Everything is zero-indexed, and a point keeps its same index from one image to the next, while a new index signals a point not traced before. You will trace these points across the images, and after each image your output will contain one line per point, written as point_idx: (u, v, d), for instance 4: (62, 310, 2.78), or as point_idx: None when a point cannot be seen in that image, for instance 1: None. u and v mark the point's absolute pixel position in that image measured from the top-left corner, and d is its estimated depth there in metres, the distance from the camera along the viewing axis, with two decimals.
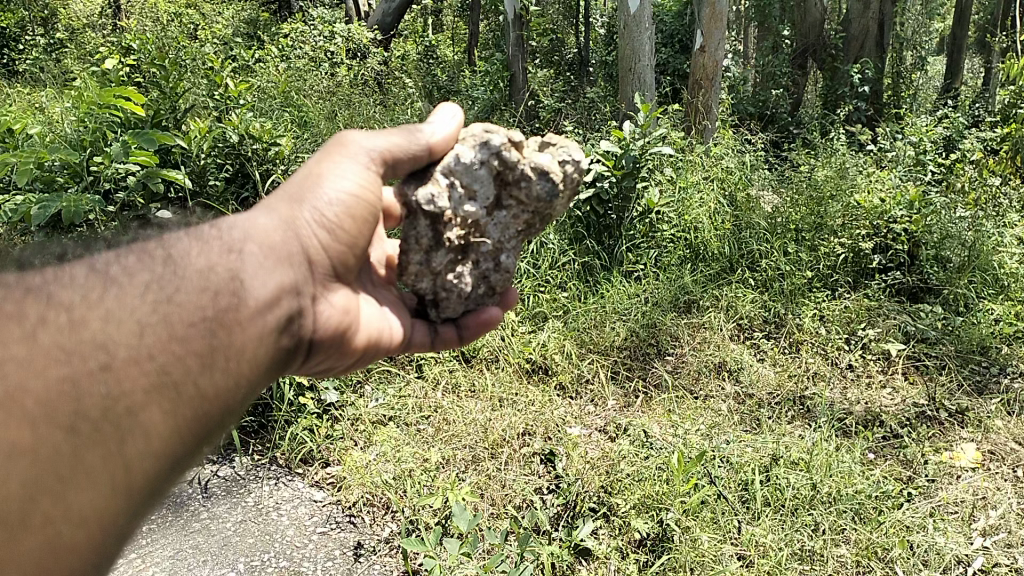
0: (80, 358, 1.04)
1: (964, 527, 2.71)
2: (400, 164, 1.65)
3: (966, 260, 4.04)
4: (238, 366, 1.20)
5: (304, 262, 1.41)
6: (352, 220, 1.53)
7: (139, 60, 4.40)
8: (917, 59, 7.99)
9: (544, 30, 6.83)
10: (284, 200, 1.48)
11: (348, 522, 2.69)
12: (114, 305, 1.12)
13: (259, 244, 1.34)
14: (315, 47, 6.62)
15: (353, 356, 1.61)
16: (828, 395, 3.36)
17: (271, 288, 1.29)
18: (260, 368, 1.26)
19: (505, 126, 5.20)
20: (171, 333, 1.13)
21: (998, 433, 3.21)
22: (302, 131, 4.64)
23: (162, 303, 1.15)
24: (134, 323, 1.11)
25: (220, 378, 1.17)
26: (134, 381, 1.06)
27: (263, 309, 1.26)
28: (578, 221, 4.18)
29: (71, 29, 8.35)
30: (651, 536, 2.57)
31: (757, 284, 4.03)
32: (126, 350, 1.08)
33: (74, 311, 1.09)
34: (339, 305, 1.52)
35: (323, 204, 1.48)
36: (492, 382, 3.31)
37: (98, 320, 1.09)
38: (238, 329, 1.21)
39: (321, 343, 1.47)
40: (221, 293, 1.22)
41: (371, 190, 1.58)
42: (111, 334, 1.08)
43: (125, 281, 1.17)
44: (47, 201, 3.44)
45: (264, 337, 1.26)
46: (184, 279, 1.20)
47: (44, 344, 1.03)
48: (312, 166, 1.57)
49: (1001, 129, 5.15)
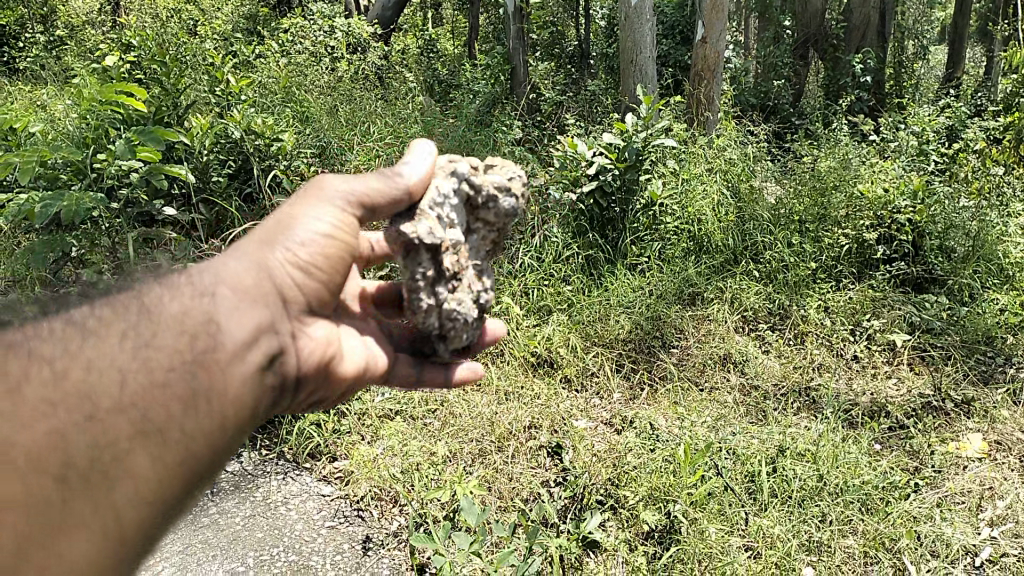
0: (64, 411, 1.09)
1: (971, 517, 2.71)
2: (379, 210, 1.63)
3: (970, 249, 4.02)
4: (221, 408, 1.22)
5: (285, 301, 1.42)
6: (326, 261, 1.52)
7: (140, 57, 4.39)
8: (919, 49, 7.97)
9: (544, 23, 6.84)
10: (258, 240, 1.47)
11: (357, 516, 2.69)
12: (96, 355, 1.15)
13: (234, 285, 1.35)
14: (315, 41, 6.60)
15: (341, 387, 1.63)
16: (833, 386, 3.36)
17: (253, 328, 1.31)
18: (249, 406, 1.28)
19: (507, 118, 5.19)
20: (150, 381, 1.16)
21: (1004, 423, 3.21)
22: (304, 127, 4.63)
23: (142, 349, 1.18)
24: (115, 371, 1.14)
25: (204, 421, 1.20)
26: (115, 431, 1.11)
27: (244, 350, 1.28)
28: (581, 213, 4.14)
29: (70, 26, 8.34)
30: (659, 528, 2.57)
31: (761, 276, 4.02)
32: (109, 400, 1.12)
33: (57, 364, 1.13)
34: (323, 338, 1.53)
35: (296, 245, 1.47)
36: (497, 375, 3.32)
37: (81, 372, 1.13)
38: (219, 371, 1.23)
39: (308, 378, 1.48)
40: (200, 335, 1.24)
41: (344, 230, 1.57)
42: (92, 385, 1.12)
43: (105, 330, 1.19)
44: (50, 200, 3.41)
45: (250, 377, 1.28)
46: (162, 323, 1.22)
47: (29, 399, 1.08)
48: (285, 208, 1.56)
49: (1004, 118, 5.14)
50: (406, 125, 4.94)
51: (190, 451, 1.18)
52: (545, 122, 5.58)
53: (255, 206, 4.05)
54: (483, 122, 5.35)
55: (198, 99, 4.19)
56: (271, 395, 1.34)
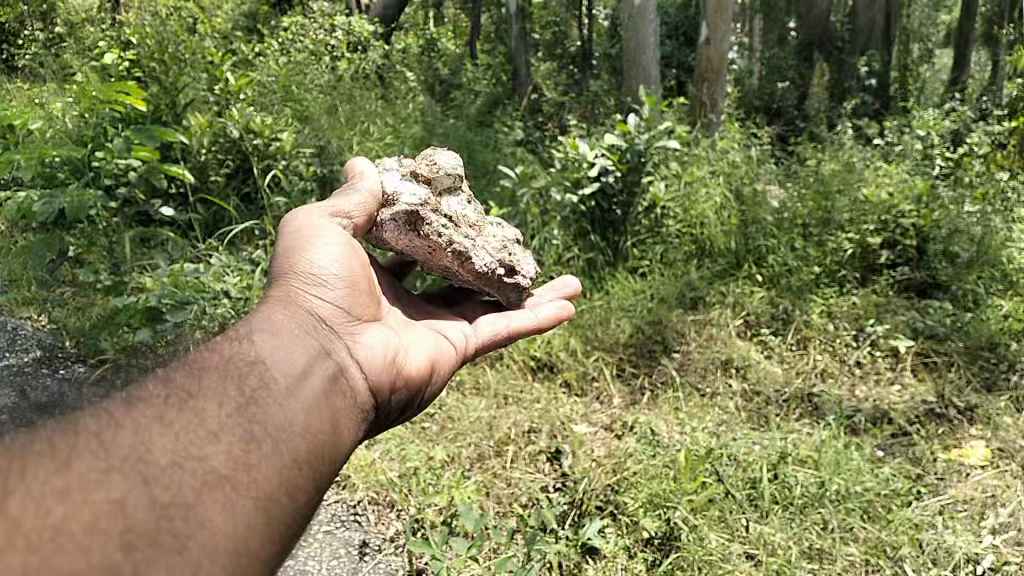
0: (119, 476, 0.93)
1: (973, 525, 2.69)
2: (366, 207, 1.89)
3: (975, 255, 3.96)
4: (285, 445, 1.13)
5: (320, 327, 1.42)
6: (344, 282, 1.56)
7: (139, 54, 4.37)
8: (924, 52, 7.94)
9: (546, 22, 6.85)
10: (278, 290, 1.47)
11: (354, 520, 2.61)
12: (141, 419, 1.02)
13: (267, 328, 1.32)
14: (316, 41, 6.60)
15: (402, 405, 1.59)
16: (836, 393, 3.33)
17: (295, 361, 1.27)
18: (314, 443, 1.19)
19: (509, 119, 5.18)
20: (205, 431, 1.05)
21: (1007, 431, 3.17)
22: (303, 126, 4.61)
23: (188, 406, 1.07)
24: (164, 428, 1.02)
25: (269, 460, 1.09)
26: (181, 483, 0.97)
27: (293, 382, 1.23)
28: (582, 216, 4.13)
29: (71, 23, 8.33)
30: (659, 535, 2.52)
31: (764, 281, 4.00)
32: (165, 456, 0.98)
33: (102, 436, 0.97)
34: (371, 359, 1.50)
35: (313, 277, 1.50)
36: (496, 379, 3.29)
37: (130, 437, 0.99)
38: (270, 410, 1.15)
39: (368, 404, 1.43)
40: (246, 377, 1.17)
41: (349, 253, 1.64)
42: (147, 444, 0.99)
43: (146, 399, 1.07)
44: (50, 196, 3.39)
45: (308, 408, 1.21)
46: (203, 379, 1.14)
47: (79, 471, 0.91)
48: (288, 244, 1.58)
49: (1009, 123, 5.10)
50: (406, 125, 4.92)
51: (264, 496, 1.05)
52: (547, 124, 5.57)
53: (254, 204, 4.06)
54: (485, 123, 5.34)
55: (197, 98, 4.18)
56: (335, 428, 1.26)
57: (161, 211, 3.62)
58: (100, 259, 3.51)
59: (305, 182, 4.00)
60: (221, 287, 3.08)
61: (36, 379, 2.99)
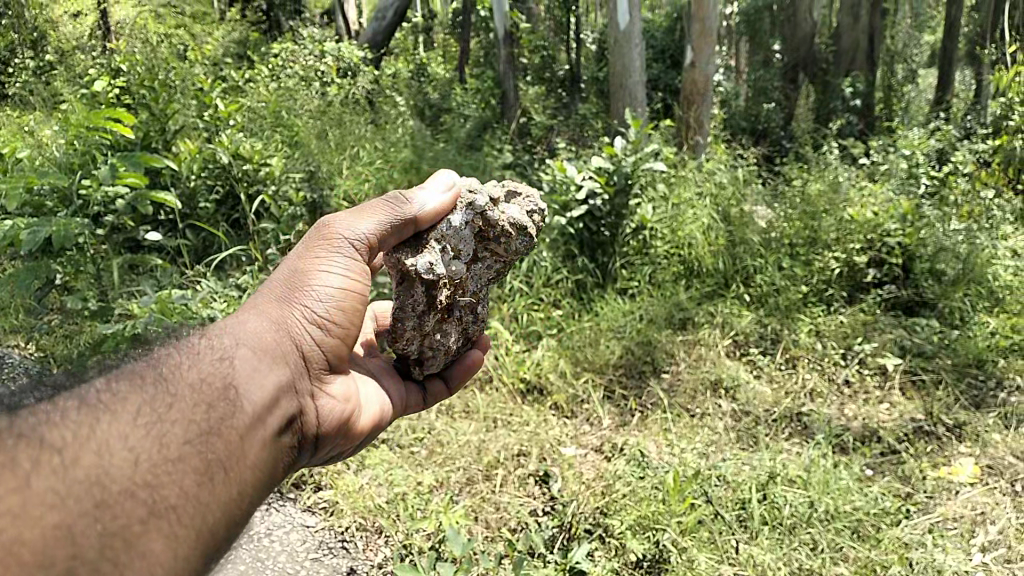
0: (73, 501, 0.80)
1: (963, 543, 2.67)
2: (389, 237, 1.54)
3: (961, 273, 3.99)
4: (239, 480, 0.98)
5: (301, 361, 1.25)
6: (345, 320, 1.36)
7: (128, 81, 4.40)
8: (908, 73, 8.04)
9: (535, 47, 6.67)
10: (268, 301, 1.28)
11: (341, 547, 2.59)
12: (107, 436, 0.87)
13: (248, 347, 1.15)
14: (306, 66, 6.64)
15: (336, 454, 1.42)
16: (825, 412, 3.34)
17: (273, 390, 1.11)
18: (261, 484, 1.04)
19: (497, 142, 5.23)
20: (165, 455, 0.90)
21: (996, 447, 3.18)
22: (293, 150, 4.64)
23: (159, 424, 0.92)
24: (128, 447, 0.88)
25: (222, 497, 0.95)
26: (129, 512, 0.84)
27: (264, 418, 1.07)
28: (571, 238, 4.16)
29: (62, 51, 8.38)
30: (648, 557, 2.50)
31: (752, 300, 4.03)
32: (121, 481, 0.85)
33: (64, 450, 0.84)
34: (332, 401, 1.33)
35: (311, 305, 1.32)
36: (484, 403, 3.30)
37: (91, 455, 0.85)
38: (233, 442, 0.99)
39: (311, 449, 1.27)
40: (216, 403, 1.00)
41: (363, 276, 1.43)
42: (108, 466, 0.85)
43: (116, 410, 0.91)
44: (37, 225, 3.31)
45: (266, 446, 1.05)
46: (177, 394, 0.97)
47: (33, 491, 0.78)
48: (300, 259, 1.38)
49: (993, 142, 5.16)
50: (396, 149, 4.97)
51: (208, 532, 0.92)
52: (536, 147, 5.60)
53: (243, 230, 4.08)
54: (474, 146, 5.37)
55: (187, 125, 4.23)
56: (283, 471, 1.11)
57: (148, 237, 3.62)
58: (88, 288, 3.51)
59: (294, 207, 3.99)
60: (209, 313, 3.11)
61: None
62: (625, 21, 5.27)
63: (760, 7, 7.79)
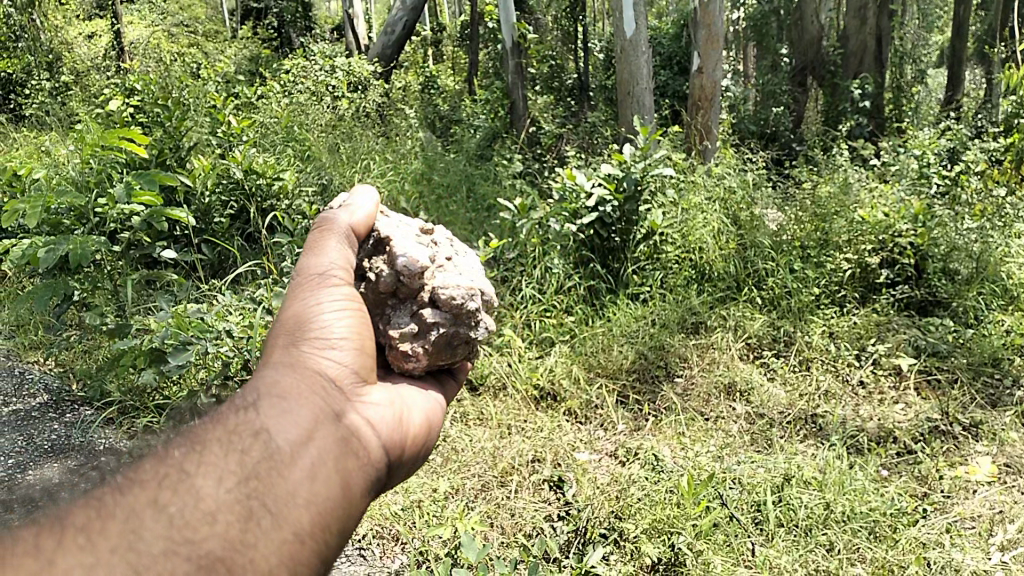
0: (106, 566, 0.82)
1: (981, 542, 2.63)
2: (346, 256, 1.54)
3: (974, 271, 4.06)
4: (290, 517, 0.98)
5: (334, 394, 1.20)
6: (354, 339, 1.32)
7: (142, 99, 4.47)
8: (917, 74, 7.98)
9: (544, 56, 6.79)
10: (275, 346, 1.25)
11: (358, 555, 2.59)
12: (135, 507, 0.89)
13: (271, 395, 1.11)
14: (316, 82, 6.71)
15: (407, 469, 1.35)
16: (840, 413, 3.32)
17: (307, 426, 1.09)
18: (326, 513, 1.03)
19: (507, 152, 5.30)
20: (204, 511, 0.91)
21: (1014, 445, 3.16)
22: (305, 165, 4.69)
23: (187, 483, 0.93)
24: (163, 513, 0.89)
25: (271, 538, 0.95)
26: (174, 567, 0.84)
27: (300, 454, 1.04)
28: (582, 245, 4.19)
29: (76, 71, 8.57)
30: (663, 560, 2.47)
31: (765, 302, 4.03)
32: (160, 544, 0.86)
33: (94, 528, 0.85)
34: (378, 410, 1.28)
35: (321, 342, 1.27)
36: (500, 410, 3.33)
37: (120, 528, 0.86)
38: (275, 475, 1.00)
39: (381, 472, 1.21)
40: (249, 445, 1.01)
41: (358, 305, 1.42)
42: (139, 530, 0.86)
43: (142, 483, 0.93)
44: (54, 243, 3.36)
45: (314, 472, 1.04)
46: (205, 450, 0.98)
47: (62, 566, 0.80)
48: (290, 311, 1.34)
49: (1004, 139, 5.16)
50: (406, 160, 5.03)
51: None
52: (546, 156, 5.66)
53: (256, 243, 4.14)
54: (484, 157, 5.42)
55: (200, 141, 4.31)
56: (346, 493, 1.08)
57: (163, 255, 3.62)
58: (105, 302, 3.55)
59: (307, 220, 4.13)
60: (223, 326, 3.12)
61: (42, 424, 3.14)
62: (632, 28, 5.27)
63: (766, 12, 7.69)
